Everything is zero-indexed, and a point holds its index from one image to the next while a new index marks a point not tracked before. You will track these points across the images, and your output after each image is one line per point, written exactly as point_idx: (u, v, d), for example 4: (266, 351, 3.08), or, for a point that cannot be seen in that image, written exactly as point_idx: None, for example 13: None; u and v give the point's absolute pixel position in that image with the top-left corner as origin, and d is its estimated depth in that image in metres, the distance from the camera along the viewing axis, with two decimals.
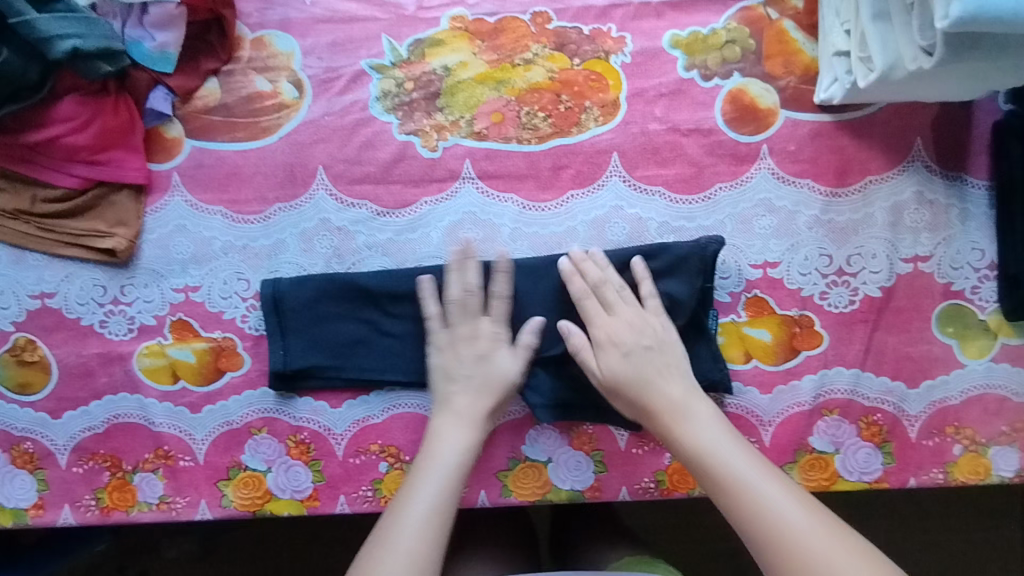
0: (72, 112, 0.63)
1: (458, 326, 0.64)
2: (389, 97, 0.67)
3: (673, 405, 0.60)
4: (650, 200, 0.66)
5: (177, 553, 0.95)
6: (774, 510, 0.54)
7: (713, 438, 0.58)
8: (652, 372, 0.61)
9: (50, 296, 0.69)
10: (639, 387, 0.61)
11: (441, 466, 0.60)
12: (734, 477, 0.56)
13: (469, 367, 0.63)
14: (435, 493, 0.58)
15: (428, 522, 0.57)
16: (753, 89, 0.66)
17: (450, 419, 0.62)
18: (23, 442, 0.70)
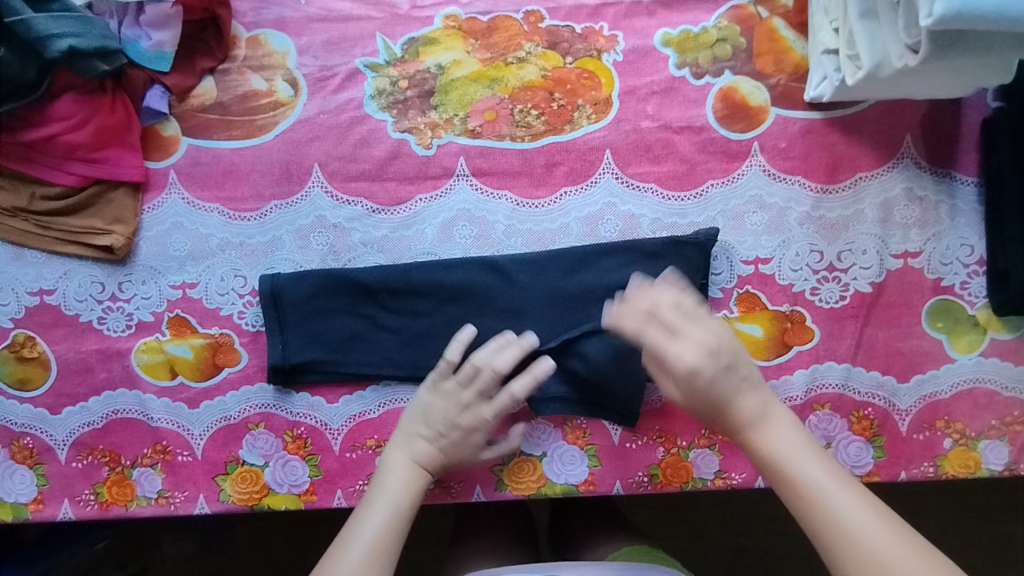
0: (70, 110, 0.63)
1: (464, 391, 0.64)
2: (384, 95, 0.68)
3: (753, 416, 0.58)
4: (642, 197, 0.67)
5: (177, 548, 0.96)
6: (853, 523, 0.52)
7: (793, 449, 0.57)
8: (729, 387, 0.58)
9: (49, 293, 0.69)
10: (717, 398, 0.58)
11: (387, 494, 0.62)
12: (816, 488, 0.54)
13: (451, 433, 0.64)
14: (382, 517, 0.61)
15: (376, 543, 0.59)
16: (744, 87, 0.67)
17: (401, 448, 0.64)
18: (22, 438, 0.70)
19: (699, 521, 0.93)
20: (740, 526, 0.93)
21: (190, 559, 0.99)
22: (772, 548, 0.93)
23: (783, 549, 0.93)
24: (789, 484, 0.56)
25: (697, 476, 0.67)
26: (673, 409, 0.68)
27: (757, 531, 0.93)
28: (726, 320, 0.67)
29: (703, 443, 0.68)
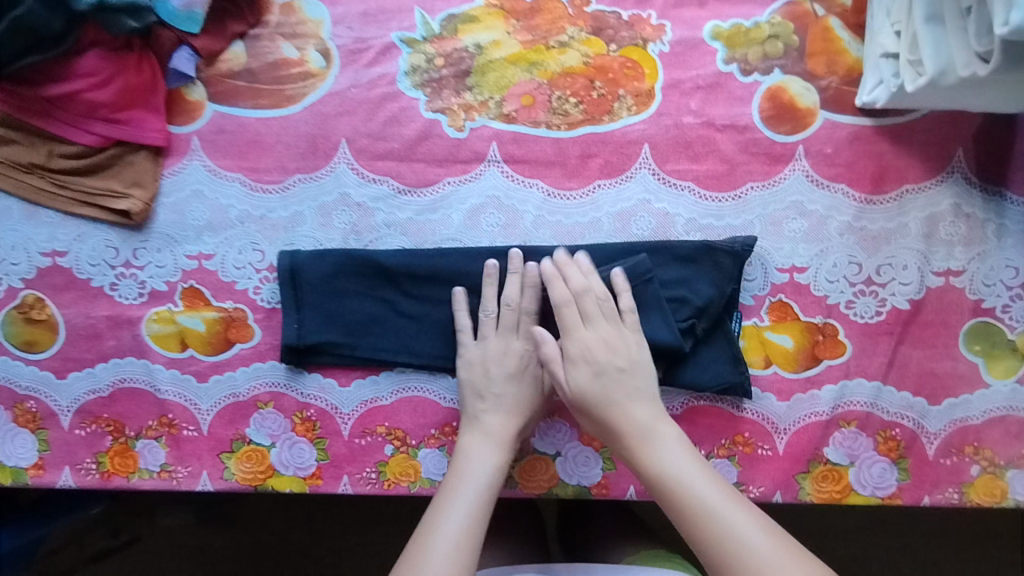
0: (94, 67, 0.61)
1: (492, 341, 0.64)
2: (418, 73, 0.65)
3: (640, 428, 0.58)
4: (678, 195, 0.64)
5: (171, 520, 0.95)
6: (734, 537, 0.52)
7: (679, 464, 0.56)
8: (618, 395, 0.60)
9: (62, 255, 0.67)
10: (604, 408, 0.59)
11: (471, 486, 0.59)
12: (699, 504, 0.54)
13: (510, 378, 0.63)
14: (468, 511, 0.58)
15: (462, 541, 0.56)
16: (793, 87, 0.64)
17: (478, 437, 0.62)
18: (26, 401, 0.69)
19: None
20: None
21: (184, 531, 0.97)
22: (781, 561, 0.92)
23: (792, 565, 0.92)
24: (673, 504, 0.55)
25: None
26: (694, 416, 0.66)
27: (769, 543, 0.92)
28: (756, 329, 0.65)
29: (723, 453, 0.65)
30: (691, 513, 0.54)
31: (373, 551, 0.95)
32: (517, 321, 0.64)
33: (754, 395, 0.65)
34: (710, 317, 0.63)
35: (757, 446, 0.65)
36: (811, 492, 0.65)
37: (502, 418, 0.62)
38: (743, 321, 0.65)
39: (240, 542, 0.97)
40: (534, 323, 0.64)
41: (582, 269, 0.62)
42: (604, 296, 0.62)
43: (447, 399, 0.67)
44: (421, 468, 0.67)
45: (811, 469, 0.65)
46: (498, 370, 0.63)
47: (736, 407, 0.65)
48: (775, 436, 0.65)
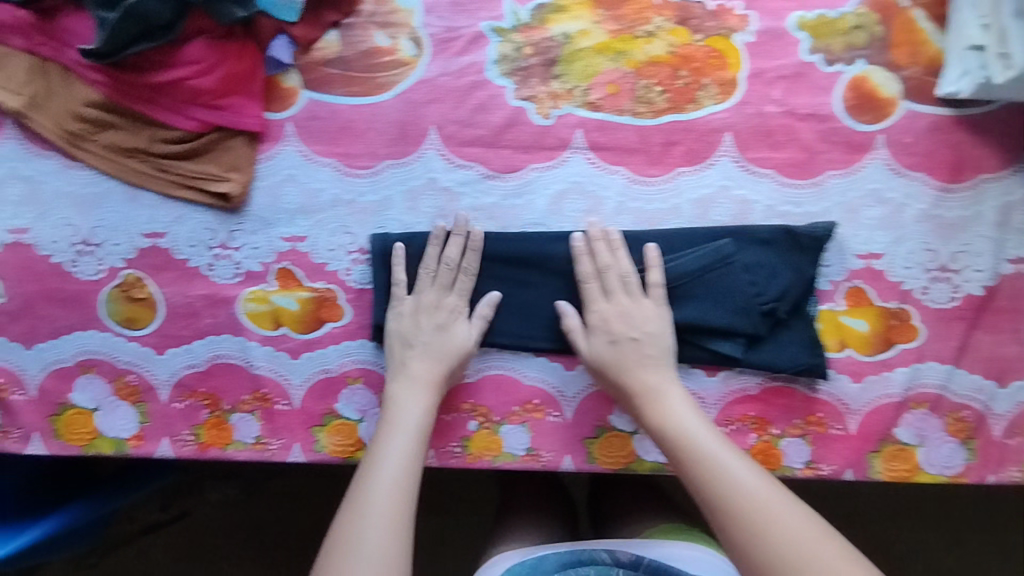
0: (200, 55, 0.63)
1: (424, 294, 0.67)
2: (507, 61, 0.67)
3: (645, 389, 0.63)
4: (759, 182, 0.66)
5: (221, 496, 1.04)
6: (744, 489, 0.57)
7: (694, 423, 0.61)
8: (631, 362, 0.64)
9: (161, 236, 0.71)
10: (618, 371, 0.64)
11: (404, 432, 0.63)
12: (713, 459, 0.59)
13: (619, 330, 0.64)
14: (404, 453, 0.62)
15: (396, 485, 0.61)
16: (876, 78, 0.65)
17: (406, 384, 0.65)
18: (126, 375, 0.73)
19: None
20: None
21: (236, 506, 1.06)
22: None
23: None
24: (690, 459, 0.59)
25: (787, 465, 0.68)
26: (769, 396, 0.69)
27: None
28: (831, 313, 0.68)
29: (796, 432, 0.68)
30: (706, 467, 0.59)
31: (423, 524, 1.01)
32: (620, 278, 0.65)
33: (829, 376, 0.68)
34: (790, 300, 0.66)
35: (829, 426, 0.68)
36: (881, 470, 0.68)
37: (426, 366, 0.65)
38: (819, 305, 0.68)
39: (293, 512, 1.04)
40: (469, 281, 0.67)
41: (650, 260, 0.65)
42: (629, 273, 0.65)
43: (529, 377, 0.70)
44: (504, 443, 0.70)
45: (881, 448, 0.68)
46: (431, 321, 0.66)
47: (811, 387, 0.68)
48: (847, 416, 0.68)
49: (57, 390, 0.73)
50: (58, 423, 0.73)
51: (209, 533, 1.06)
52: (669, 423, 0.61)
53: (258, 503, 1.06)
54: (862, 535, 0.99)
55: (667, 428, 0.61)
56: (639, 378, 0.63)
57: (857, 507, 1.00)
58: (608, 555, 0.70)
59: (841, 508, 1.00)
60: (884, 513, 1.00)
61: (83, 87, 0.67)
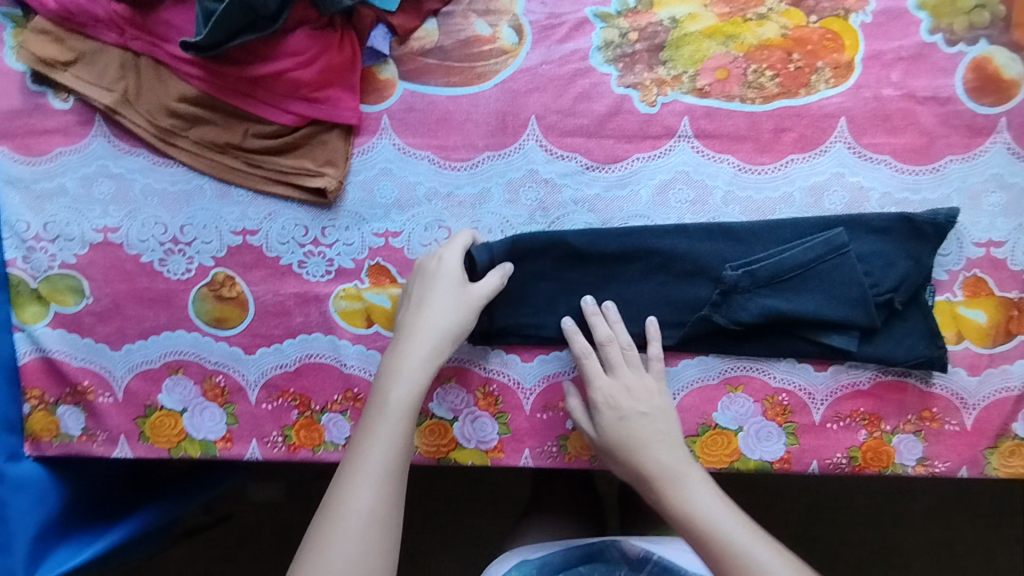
0: (302, 46, 0.62)
1: (425, 265, 0.65)
2: (611, 48, 0.65)
3: (664, 471, 0.59)
4: (875, 169, 0.64)
5: (263, 497, 1.04)
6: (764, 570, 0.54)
7: (708, 505, 0.58)
8: (642, 438, 0.61)
9: (252, 233, 0.69)
10: (629, 452, 0.61)
11: (393, 412, 0.59)
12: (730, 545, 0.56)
13: (627, 407, 0.62)
14: (392, 438, 0.58)
15: (386, 466, 0.57)
16: (1000, 58, 0.63)
17: (399, 360, 0.61)
18: (215, 376, 0.71)
19: (796, 508, 0.96)
20: (850, 510, 0.97)
21: (279, 508, 1.05)
22: (885, 530, 0.97)
23: (895, 533, 0.96)
24: (703, 544, 0.57)
25: (899, 462, 0.65)
26: (882, 391, 0.66)
27: (873, 516, 0.97)
28: (948, 304, 0.65)
29: (909, 428, 0.66)
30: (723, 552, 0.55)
31: (465, 527, 0.99)
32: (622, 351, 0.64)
33: (946, 370, 0.65)
34: (908, 291, 0.63)
35: (945, 422, 0.65)
36: (998, 468, 0.65)
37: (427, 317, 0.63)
38: (936, 296, 0.65)
39: None
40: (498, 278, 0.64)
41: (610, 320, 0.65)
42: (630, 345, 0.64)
43: None
44: None
45: (999, 444, 0.65)
46: (441, 276, 0.63)
47: (925, 382, 0.66)
48: (964, 411, 0.65)
49: (144, 391, 0.71)
50: (145, 425, 0.71)
51: (251, 536, 1.05)
52: (681, 507, 0.58)
53: (303, 505, 1.05)
54: (944, 535, 0.96)
55: (679, 514, 0.58)
56: (654, 457, 0.60)
57: (940, 506, 0.97)
58: (615, 550, 0.67)
59: (922, 508, 0.97)
60: (967, 512, 0.96)
61: (177, 82, 0.66)
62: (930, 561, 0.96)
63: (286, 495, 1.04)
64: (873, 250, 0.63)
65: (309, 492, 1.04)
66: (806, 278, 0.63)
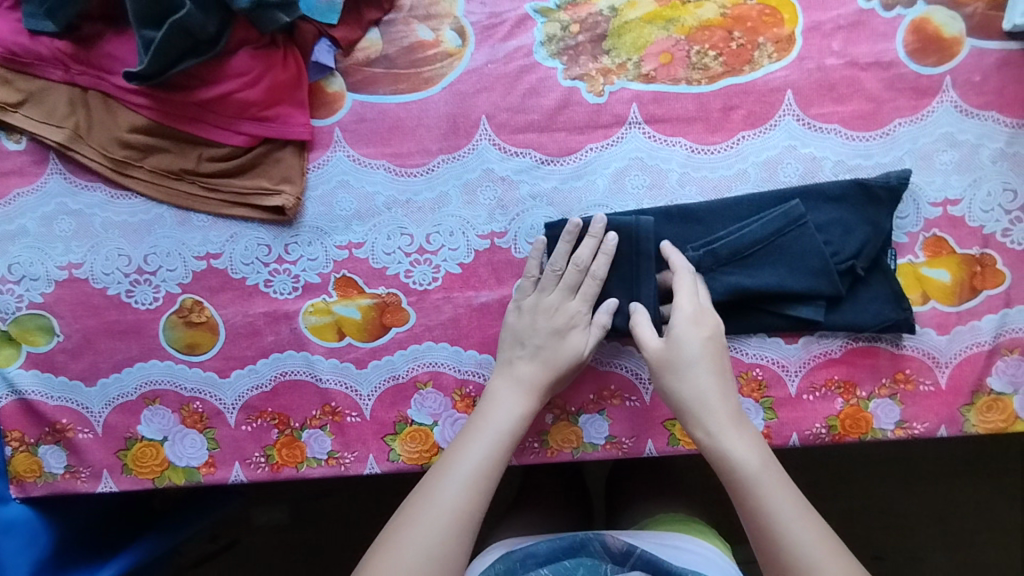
0: (246, 66, 0.62)
1: (546, 295, 0.64)
2: (554, 42, 0.66)
3: (720, 415, 0.57)
4: (825, 138, 0.64)
5: (267, 520, 1.04)
6: (807, 549, 0.50)
7: (757, 461, 0.55)
8: (705, 365, 0.59)
9: (215, 257, 0.69)
10: (685, 380, 0.58)
11: (492, 430, 0.60)
12: (778, 512, 0.52)
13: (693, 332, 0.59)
14: (490, 450, 0.59)
15: (479, 476, 0.57)
16: (938, 18, 0.63)
17: (509, 382, 0.63)
18: (192, 402, 0.71)
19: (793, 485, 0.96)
20: (846, 481, 0.97)
21: (283, 529, 1.04)
22: (882, 497, 0.97)
23: (892, 498, 0.97)
24: (749, 500, 0.54)
25: (878, 427, 0.66)
26: (854, 358, 0.66)
27: (870, 485, 0.97)
28: (911, 266, 0.65)
29: (884, 392, 0.66)
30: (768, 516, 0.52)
31: None
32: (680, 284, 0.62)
33: (915, 331, 0.66)
34: (869, 256, 0.63)
35: (918, 383, 0.66)
36: (976, 424, 0.65)
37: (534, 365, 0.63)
38: (897, 259, 0.65)
39: (336, 534, 1.03)
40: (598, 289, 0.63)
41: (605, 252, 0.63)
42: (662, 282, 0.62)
43: (603, 363, 0.69)
44: (583, 434, 0.68)
45: (974, 400, 0.65)
46: (557, 321, 0.63)
47: (896, 344, 0.66)
48: (937, 370, 0.66)
49: (124, 424, 0.71)
50: (127, 458, 0.71)
51: (256, 561, 1.04)
52: (733, 455, 0.55)
53: (305, 525, 1.04)
54: (941, 496, 0.97)
55: (730, 460, 0.55)
56: (710, 394, 0.58)
57: (934, 469, 0.97)
58: (599, 546, 0.65)
59: (917, 472, 0.97)
60: (962, 472, 0.97)
61: (126, 112, 0.66)
62: (930, 524, 0.96)
63: (290, 517, 1.04)
64: (830, 218, 0.64)
65: (310, 512, 1.04)
66: (768, 252, 0.64)
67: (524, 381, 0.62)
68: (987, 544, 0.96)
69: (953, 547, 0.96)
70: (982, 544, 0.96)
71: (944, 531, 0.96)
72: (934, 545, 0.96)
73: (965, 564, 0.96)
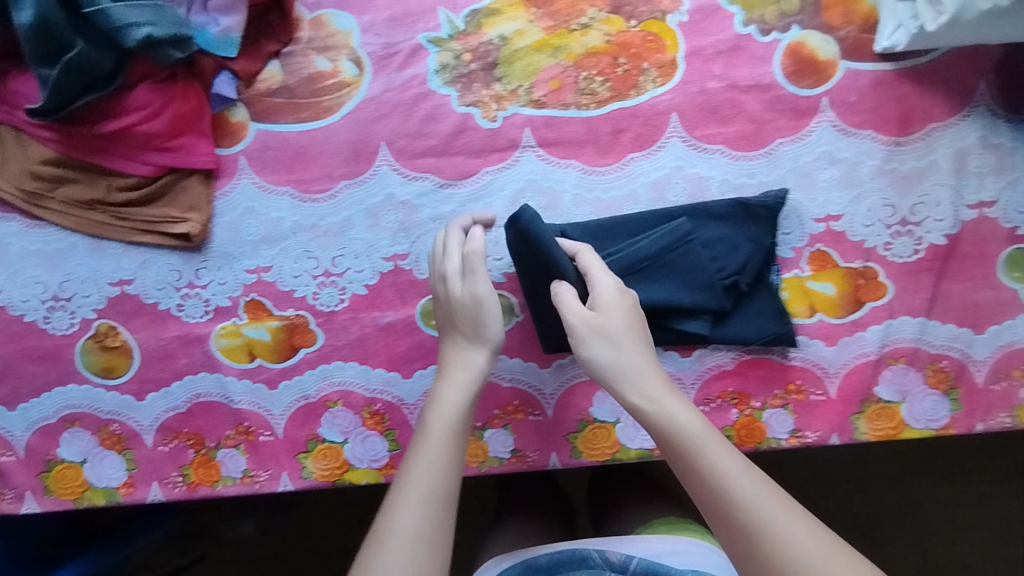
0: (146, 100, 0.64)
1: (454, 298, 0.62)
2: (448, 70, 0.68)
3: (656, 385, 0.56)
4: (710, 158, 0.67)
5: (234, 534, 1.05)
6: (753, 503, 0.50)
7: (698, 427, 0.54)
8: (637, 346, 0.58)
9: (128, 283, 0.71)
10: (625, 352, 0.57)
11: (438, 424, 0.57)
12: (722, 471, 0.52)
13: (620, 307, 0.59)
14: (440, 453, 0.56)
15: (434, 480, 0.54)
16: (812, 41, 0.66)
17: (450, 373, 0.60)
18: (110, 424, 0.73)
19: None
20: (798, 483, 0.97)
21: (251, 542, 1.06)
22: (838, 498, 0.98)
23: (854, 497, 0.97)
24: (692, 465, 0.53)
25: (772, 436, 0.68)
26: (745, 369, 0.68)
27: (832, 485, 0.97)
28: (798, 279, 0.68)
29: (777, 402, 0.68)
30: (715, 476, 0.51)
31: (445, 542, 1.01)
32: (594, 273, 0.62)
33: (802, 343, 0.68)
34: (752, 273, 0.66)
35: (810, 393, 0.68)
36: (867, 430, 0.68)
37: (462, 348, 0.61)
38: (784, 273, 0.68)
39: (302, 545, 1.04)
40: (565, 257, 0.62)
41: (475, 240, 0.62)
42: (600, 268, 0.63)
43: (507, 379, 0.71)
44: (488, 448, 0.70)
45: (864, 408, 0.67)
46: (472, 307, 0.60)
47: (784, 356, 0.68)
48: (827, 380, 0.68)
49: (44, 447, 0.73)
50: (48, 479, 0.73)
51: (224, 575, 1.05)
52: (674, 422, 0.54)
53: (273, 538, 1.06)
54: (891, 496, 0.98)
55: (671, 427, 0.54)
56: (642, 363, 0.57)
57: (896, 466, 0.97)
58: (598, 555, 0.66)
59: (876, 471, 0.97)
60: (921, 471, 0.97)
61: (36, 146, 0.68)
62: (890, 520, 0.97)
63: (257, 531, 1.05)
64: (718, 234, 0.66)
65: (278, 525, 1.05)
66: (658, 269, 0.66)
67: (471, 372, 0.60)
68: (940, 539, 0.97)
69: (907, 545, 0.97)
70: (941, 539, 0.97)
71: (904, 526, 0.97)
72: (895, 542, 0.97)
73: (926, 558, 0.97)
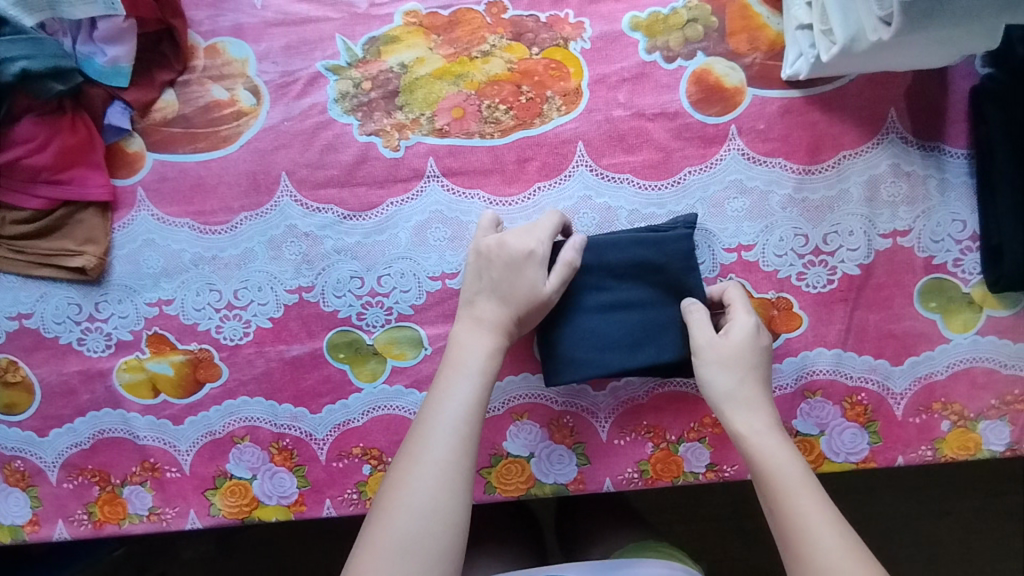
0: (31, 133, 0.62)
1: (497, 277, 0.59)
2: (348, 98, 0.67)
3: (751, 420, 0.55)
4: (618, 188, 0.65)
5: (193, 553, 0.99)
6: (817, 545, 0.48)
7: (781, 464, 0.53)
8: (754, 388, 0.57)
9: (27, 317, 0.69)
10: (737, 383, 0.57)
11: (444, 428, 0.53)
12: (795, 506, 0.50)
13: (759, 348, 0.58)
14: (443, 455, 0.52)
15: (434, 491, 0.50)
16: (717, 69, 0.65)
17: (457, 373, 0.56)
18: (14, 461, 0.70)
19: (708, 505, 0.97)
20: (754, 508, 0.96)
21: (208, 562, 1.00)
22: None
23: None
24: (771, 498, 0.52)
25: (688, 471, 0.66)
26: (660, 403, 0.67)
27: None
28: None
29: (693, 436, 0.66)
30: (791, 514, 0.50)
31: None
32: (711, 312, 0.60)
33: None
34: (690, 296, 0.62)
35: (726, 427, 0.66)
36: None
37: (502, 318, 0.58)
38: None
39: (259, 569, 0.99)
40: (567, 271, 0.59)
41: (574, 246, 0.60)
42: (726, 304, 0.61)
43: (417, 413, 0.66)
44: None
45: None
46: (512, 298, 0.58)
47: None
48: None
49: None
50: None
51: None
52: (763, 458, 0.53)
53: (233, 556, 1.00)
54: (857, 516, 0.93)
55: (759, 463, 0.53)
56: (745, 397, 0.56)
57: (862, 486, 0.93)
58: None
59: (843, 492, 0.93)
60: (883, 493, 0.93)
61: None
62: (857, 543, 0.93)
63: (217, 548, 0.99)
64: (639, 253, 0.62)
65: (238, 543, 1.00)
66: (586, 294, 0.62)
67: (471, 371, 0.56)
68: (914, 560, 0.93)
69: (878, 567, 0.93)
70: (908, 561, 0.93)
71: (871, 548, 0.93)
72: None
73: None
